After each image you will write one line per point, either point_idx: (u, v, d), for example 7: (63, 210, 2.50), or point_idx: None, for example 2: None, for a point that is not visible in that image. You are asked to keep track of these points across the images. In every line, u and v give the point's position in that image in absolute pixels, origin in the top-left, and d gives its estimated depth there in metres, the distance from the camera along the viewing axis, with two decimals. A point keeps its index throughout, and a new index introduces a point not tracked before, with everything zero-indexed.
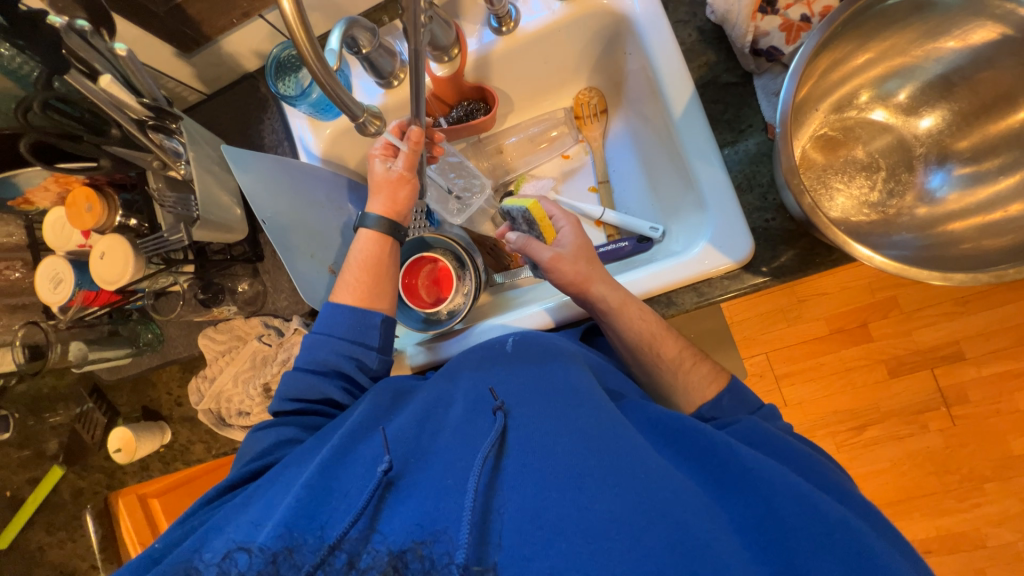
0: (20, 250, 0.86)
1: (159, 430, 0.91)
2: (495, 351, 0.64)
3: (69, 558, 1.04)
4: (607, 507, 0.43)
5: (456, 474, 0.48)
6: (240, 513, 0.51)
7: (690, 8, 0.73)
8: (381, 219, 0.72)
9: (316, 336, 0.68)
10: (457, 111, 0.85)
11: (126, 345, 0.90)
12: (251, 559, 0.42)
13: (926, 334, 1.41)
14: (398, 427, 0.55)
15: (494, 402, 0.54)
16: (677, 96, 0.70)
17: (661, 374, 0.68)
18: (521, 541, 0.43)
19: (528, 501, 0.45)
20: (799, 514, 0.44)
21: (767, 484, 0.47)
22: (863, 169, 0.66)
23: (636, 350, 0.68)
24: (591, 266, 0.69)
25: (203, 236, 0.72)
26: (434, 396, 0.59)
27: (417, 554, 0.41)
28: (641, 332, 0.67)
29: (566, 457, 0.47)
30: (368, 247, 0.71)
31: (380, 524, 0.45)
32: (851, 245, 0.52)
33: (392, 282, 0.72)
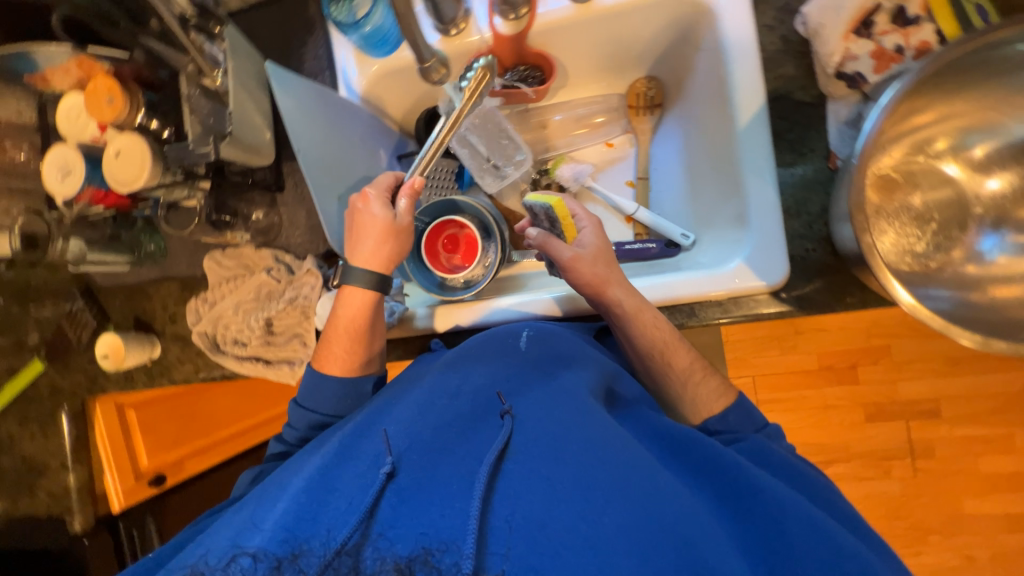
0: (29, 132, 0.81)
1: (150, 343, 0.89)
2: (508, 348, 0.63)
3: (39, 453, 1.00)
4: (614, 519, 0.43)
5: (462, 477, 0.46)
6: (238, 513, 0.49)
7: (778, 14, 0.68)
8: (367, 274, 0.68)
9: (300, 408, 0.68)
10: (510, 75, 0.82)
11: (126, 252, 0.86)
12: (256, 565, 0.41)
13: (913, 387, 1.43)
14: (398, 422, 0.53)
15: (502, 406, 0.54)
16: (745, 108, 0.67)
17: (667, 381, 0.68)
18: (530, 551, 0.41)
19: (535, 508, 0.43)
20: (800, 530, 0.46)
21: (773, 501, 0.48)
22: (916, 217, 0.64)
23: (646, 357, 0.67)
24: (612, 271, 0.68)
25: (232, 154, 0.67)
26: (440, 384, 0.57)
27: (425, 563, 0.40)
28: (654, 339, 0.66)
29: (576, 465, 0.46)
30: (353, 311, 0.68)
31: (383, 527, 0.43)
32: (889, 284, 0.51)
33: (379, 344, 0.71)
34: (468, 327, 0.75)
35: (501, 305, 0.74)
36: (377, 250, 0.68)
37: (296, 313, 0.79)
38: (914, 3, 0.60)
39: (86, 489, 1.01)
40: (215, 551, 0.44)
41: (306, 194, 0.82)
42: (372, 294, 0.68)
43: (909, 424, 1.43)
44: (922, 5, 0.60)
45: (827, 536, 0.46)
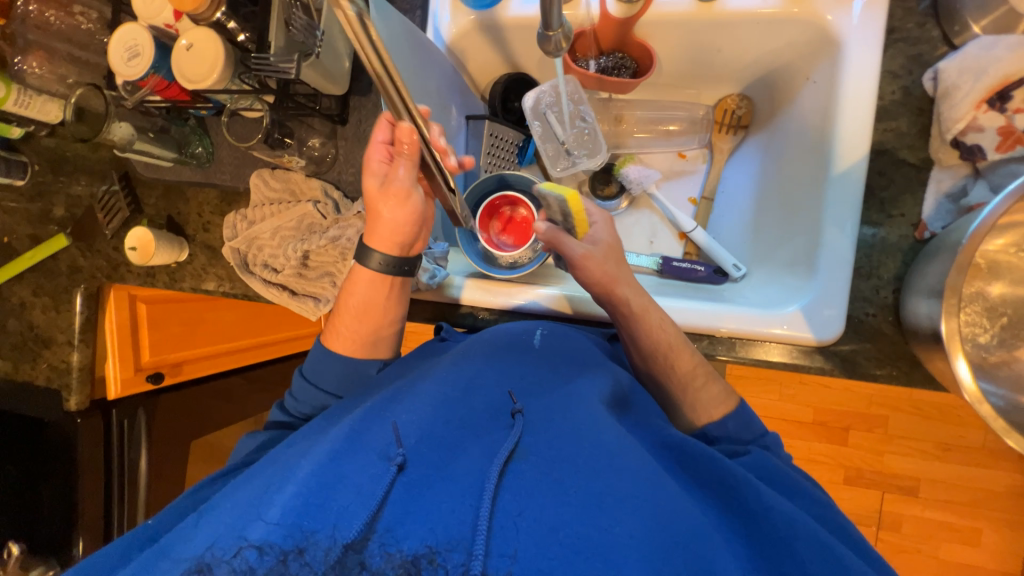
0: (101, 2, 0.77)
1: (179, 246, 0.88)
2: (520, 347, 0.62)
3: (47, 326, 1.00)
4: (629, 530, 0.41)
5: (473, 473, 0.44)
6: (237, 492, 0.46)
7: (907, 63, 0.64)
8: (383, 260, 0.65)
9: (304, 380, 0.67)
10: (605, 60, 0.78)
11: (172, 148, 0.83)
12: (263, 557, 0.38)
13: (899, 461, 1.42)
14: (407, 411, 0.50)
15: (512, 406, 0.52)
16: (847, 156, 0.63)
17: (668, 387, 0.65)
18: (542, 554, 0.39)
19: (546, 509, 0.42)
20: (806, 549, 0.45)
21: (784, 523, 0.47)
22: (987, 308, 0.62)
23: (650, 357, 0.64)
24: (612, 266, 0.65)
25: (310, 77, 0.66)
26: (452, 374, 0.56)
27: (432, 562, 0.38)
28: (659, 338, 0.63)
29: (588, 473, 0.45)
30: (364, 292, 0.66)
31: (392, 522, 0.40)
32: (954, 360, 0.49)
33: (392, 327, 0.69)
34: (499, 308, 0.73)
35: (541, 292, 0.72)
36: (387, 230, 0.64)
37: (334, 252, 0.77)
38: None
39: (87, 371, 1.01)
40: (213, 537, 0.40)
41: (367, 134, 0.78)
42: (381, 277, 0.66)
43: (884, 495, 1.44)
44: None
45: (834, 555, 0.45)
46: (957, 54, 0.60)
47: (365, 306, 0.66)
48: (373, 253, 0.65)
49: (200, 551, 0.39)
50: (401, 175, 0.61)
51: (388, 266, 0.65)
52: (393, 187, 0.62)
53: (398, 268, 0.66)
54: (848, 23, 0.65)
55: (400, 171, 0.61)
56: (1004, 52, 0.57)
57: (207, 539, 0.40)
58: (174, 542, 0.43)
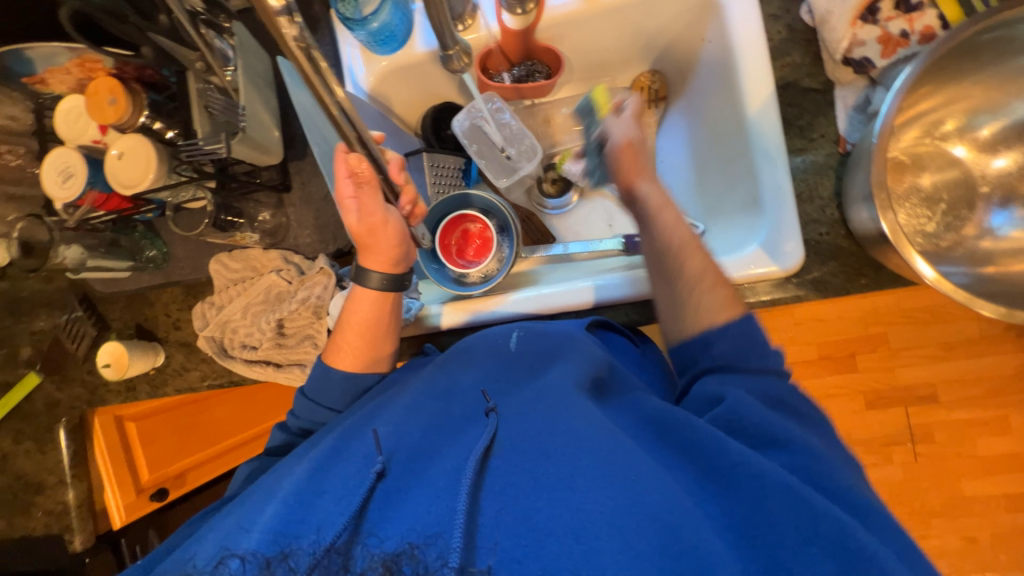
0: (26, 137, 0.79)
1: (154, 351, 0.87)
2: (497, 349, 0.62)
3: (34, 470, 0.96)
4: (598, 504, 0.42)
5: (448, 475, 0.45)
6: (224, 518, 0.47)
7: (783, 3, 0.70)
8: (381, 278, 0.66)
9: (304, 398, 0.67)
10: (518, 70, 0.82)
11: (127, 258, 0.83)
12: (244, 566, 0.38)
13: (909, 373, 1.44)
14: (387, 421, 0.52)
15: (486, 405, 0.53)
16: (755, 95, 0.68)
17: (677, 283, 0.62)
18: (516, 546, 0.40)
19: (519, 501, 0.42)
20: (781, 497, 0.43)
21: (756, 475, 0.45)
22: (925, 198, 0.65)
23: (661, 257, 0.64)
24: (645, 183, 0.68)
25: (241, 153, 0.67)
26: (429, 388, 0.56)
27: (412, 557, 0.38)
28: (674, 237, 0.64)
29: (560, 456, 0.45)
30: (364, 308, 0.66)
31: (372, 526, 0.41)
32: (911, 258, 0.53)
33: (390, 339, 0.69)
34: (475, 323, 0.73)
35: (518, 297, 0.73)
36: (383, 250, 0.65)
37: (308, 314, 0.77)
38: None
39: (87, 506, 0.97)
40: (202, 554, 0.42)
41: (314, 194, 0.81)
42: (383, 294, 0.67)
43: (907, 409, 1.45)
44: None
45: (814, 509, 0.42)
46: None
47: (368, 321, 0.66)
48: (370, 271, 0.66)
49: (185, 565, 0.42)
50: (376, 208, 0.62)
51: (390, 283, 0.66)
52: (369, 219, 0.62)
53: (399, 282, 0.67)
54: None
55: (372, 203, 0.62)
56: None
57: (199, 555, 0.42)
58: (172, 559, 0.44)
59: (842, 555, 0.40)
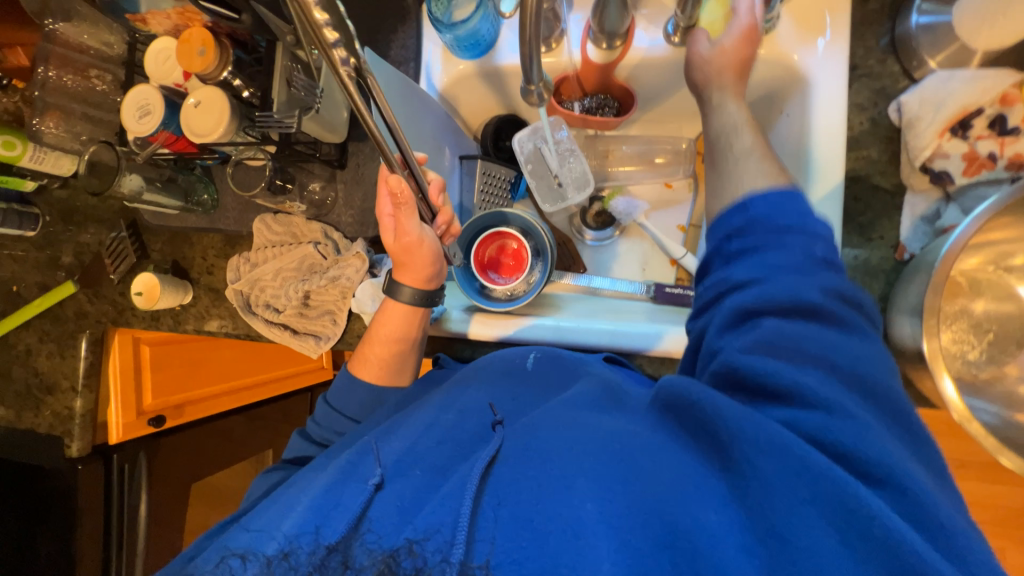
0: (114, 65, 0.83)
1: (183, 289, 0.90)
2: (513, 369, 0.63)
3: (51, 372, 1.01)
4: (596, 506, 0.40)
5: (455, 480, 0.45)
6: (250, 520, 0.49)
7: (872, 96, 0.68)
8: (413, 293, 0.69)
9: (328, 407, 0.71)
10: (589, 100, 0.83)
11: (179, 197, 0.86)
12: (247, 564, 0.42)
13: None
14: (400, 436, 0.53)
15: (493, 416, 0.54)
16: (822, 182, 0.66)
17: (722, 163, 0.55)
18: (515, 546, 0.39)
19: (520, 502, 0.42)
20: (782, 474, 0.37)
21: (760, 439, 0.39)
22: (973, 325, 0.63)
23: (713, 140, 0.58)
24: (745, 48, 0.59)
25: (311, 129, 0.70)
26: (443, 402, 0.57)
27: (411, 552, 0.39)
28: (728, 117, 0.57)
29: (558, 457, 0.44)
30: (392, 321, 0.70)
31: (378, 523, 0.43)
32: (939, 378, 0.50)
33: (414, 354, 0.72)
34: (494, 341, 0.75)
35: (537, 324, 0.73)
36: (417, 267, 0.67)
37: (335, 292, 0.80)
38: (1016, 113, 0.58)
39: (90, 416, 1.02)
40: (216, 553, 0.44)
41: (366, 178, 0.82)
42: (412, 310, 0.70)
43: None
44: None
45: (821, 473, 0.37)
46: (916, 87, 0.63)
47: (395, 337, 0.70)
48: (403, 287, 0.68)
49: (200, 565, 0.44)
50: (411, 227, 0.64)
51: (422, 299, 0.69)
52: (405, 238, 0.65)
53: (429, 297, 0.70)
54: (812, 59, 0.69)
55: (408, 223, 0.64)
56: (959, 85, 0.60)
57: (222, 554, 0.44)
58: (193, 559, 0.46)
59: (849, 523, 0.35)
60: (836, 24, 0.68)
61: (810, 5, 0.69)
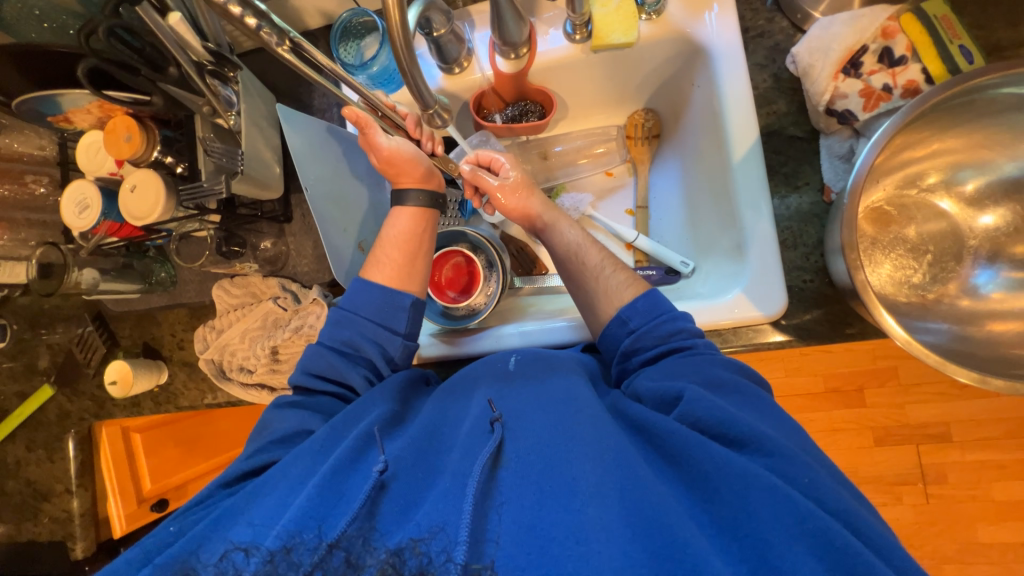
0: (49, 166, 0.84)
1: (157, 369, 0.90)
2: (495, 370, 0.62)
3: (44, 477, 1.00)
4: (598, 512, 0.41)
5: (455, 478, 0.46)
6: (255, 501, 0.49)
7: (769, 53, 0.71)
8: (418, 194, 0.74)
9: (343, 312, 0.68)
10: (511, 109, 0.85)
11: (137, 280, 0.88)
12: (249, 559, 0.39)
13: (916, 411, 1.31)
14: (401, 439, 0.52)
15: (491, 413, 0.53)
16: (740, 142, 0.69)
17: (582, 280, 0.68)
18: (518, 552, 0.39)
19: (524, 504, 0.43)
20: (771, 508, 0.40)
21: (739, 476, 0.43)
22: (910, 249, 0.65)
23: (565, 261, 0.71)
24: (532, 200, 0.76)
25: (243, 190, 0.72)
26: (437, 413, 0.57)
27: (415, 551, 0.37)
28: (569, 239, 0.72)
29: (560, 463, 0.45)
30: (404, 224, 0.72)
31: (380, 524, 0.42)
32: (878, 314, 0.51)
33: (425, 259, 0.72)
34: (466, 356, 0.76)
35: (503, 333, 0.75)
36: (411, 167, 0.72)
37: (301, 341, 0.79)
38: (899, 43, 0.62)
39: (90, 515, 1.01)
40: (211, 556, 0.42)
41: (313, 225, 0.84)
42: (415, 212, 0.73)
43: (918, 448, 1.33)
44: (909, 45, 0.61)
45: (806, 512, 0.40)
46: (804, 38, 0.66)
47: (403, 238, 0.72)
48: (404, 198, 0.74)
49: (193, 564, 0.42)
50: (382, 141, 0.69)
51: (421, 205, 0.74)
52: (384, 153, 0.70)
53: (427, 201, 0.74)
54: (706, 31, 0.71)
55: (378, 138, 0.69)
56: (841, 28, 0.63)
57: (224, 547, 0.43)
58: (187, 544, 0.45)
59: (832, 557, 0.38)
60: None
61: None
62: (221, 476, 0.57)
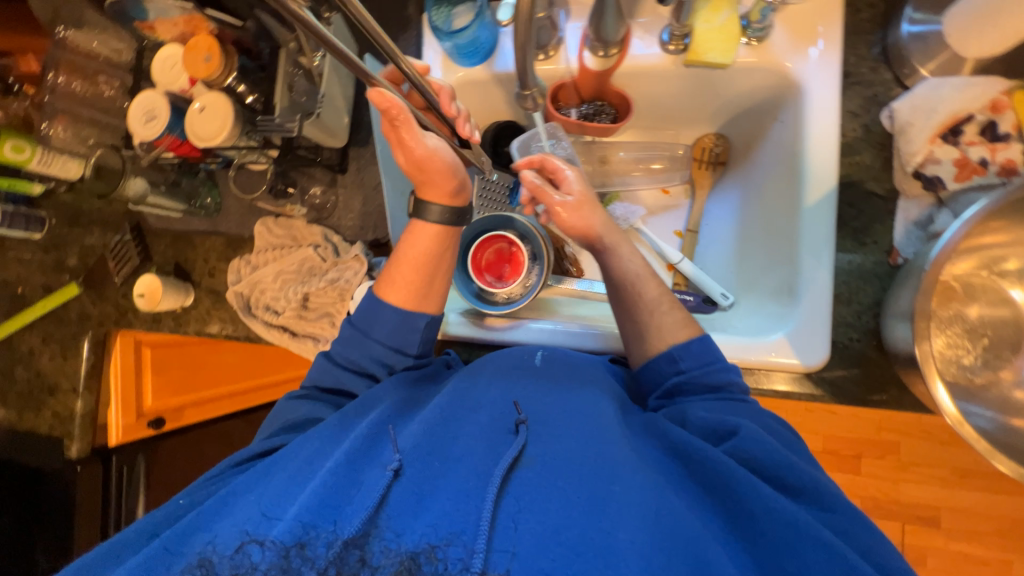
0: (122, 71, 0.84)
1: (184, 292, 0.91)
2: (521, 365, 0.59)
3: (54, 372, 1.01)
4: (630, 535, 0.40)
5: (476, 476, 0.44)
6: (267, 480, 0.48)
7: (864, 103, 0.69)
8: (440, 211, 0.66)
9: (353, 329, 0.65)
10: (586, 107, 0.83)
11: (182, 200, 0.88)
12: (264, 552, 0.39)
13: (909, 490, 1.26)
14: (413, 426, 0.50)
15: (515, 415, 0.51)
16: (817, 187, 0.67)
17: (635, 312, 0.66)
18: (540, 557, 0.38)
19: (547, 512, 0.41)
20: (816, 549, 0.41)
21: (788, 525, 0.43)
22: (967, 329, 0.63)
23: (619, 286, 0.68)
24: (596, 218, 0.70)
25: (311, 133, 0.71)
26: (456, 395, 0.54)
27: (431, 557, 0.38)
28: (630, 267, 0.69)
29: (590, 478, 0.44)
30: (423, 244, 0.66)
31: (393, 520, 0.41)
32: (933, 386, 0.50)
33: (444, 280, 0.68)
34: (492, 343, 0.76)
35: (534, 327, 0.74)
36: (441, 179, 0.64)
37: (333, 293, 0.80)
38: (1006, 120, 0.60)
39: (90, 418, 1.01)
40: (223, 536, 0.41)
41: (366, 182, 0.83)
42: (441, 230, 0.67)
43: (904, 527, 1.28)
44: (1015, 124, 0.60)
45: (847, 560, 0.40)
46: (907, 94, 0.64)
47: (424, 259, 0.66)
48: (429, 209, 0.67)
49: (204, 548, 0.41)
50: (419, 141, 0.61)
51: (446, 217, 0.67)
52: (416, 156, 0.62)
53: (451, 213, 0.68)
54: (806, 68, 0.69)
55: (415, 136, 0.60)
56: (950, 92, 0.61)
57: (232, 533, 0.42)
58: (202, 539, 0.43)
59: None
60: (829, 33, 0.69)
61: (803, 14, 0.70)
62: (235, 455, 0.58)
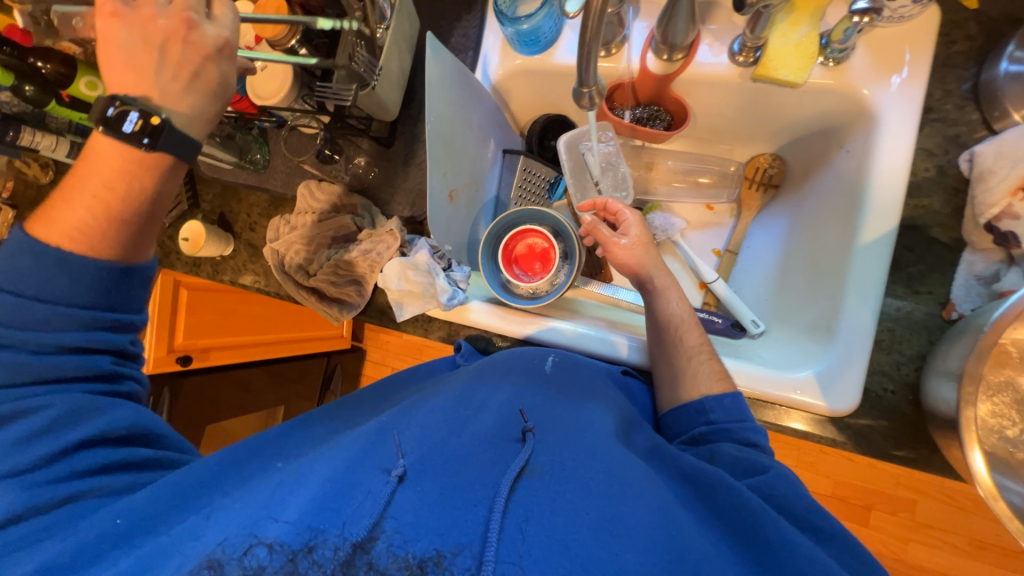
0: None
1: (225, 242, 0.94)
2: (532, 367, 0.64)
3: None
4: (638, 559, 0.38)
5: (484, 483, 0.42)
6: (249, 491, 0.43)
7: (943, 142, 0.65)
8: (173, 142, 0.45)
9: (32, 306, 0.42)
10: (641, 111, 0.81)
11: (235, 154, 0.89)
12: (272, 556, 0.35)
13: (921, 554, 1.18)
14: (413, 427, 0.48)
15: (523, 424, 0.50)
16: (875, 227, 0.63)
17: (673, 358, 0.66)
18: (549, 568, 0.36)
19: (557, 523, 0.39)
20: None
21: (808, 560, 0.42)
22: (1017, 399, 0.59)
23: (661, 329, 0.68)
24: (649, 260, 0.73)
25: (363, 102, 0.72)
26: (463, 394, 0.55)
27: (438, 565, 0.34)
28: (675, 311, 0.69)
29: (601, 495, 0.43)
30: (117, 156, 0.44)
31: (399, 523, 0.37)
32: (969, 452, 0.48)
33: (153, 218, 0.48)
34: (514, 337, 0.76)
35: (556, 326, 0.74)
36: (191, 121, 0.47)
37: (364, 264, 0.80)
38: None
39: None
40: (228, 536, 0.37)
41: (411, 158, 0.84)
42: (140, 152, 0.44)
43: None
44: None
45: None
46: (994, 139, 0.60)
47: (113, 186, 0.45)
48: (129, 108, 0.43)
49: (212, 548, 0.36)
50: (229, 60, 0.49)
51: (153, 136, 0.43)
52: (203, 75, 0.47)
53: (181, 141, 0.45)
54: (885, 97, 0.65)
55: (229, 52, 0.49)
56: None
57: (223, 535, 0.37)
58: (206, 543, 0.37)
59: None
60: (916, 62, 0.64)
61: (890, 39, 0.65)
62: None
